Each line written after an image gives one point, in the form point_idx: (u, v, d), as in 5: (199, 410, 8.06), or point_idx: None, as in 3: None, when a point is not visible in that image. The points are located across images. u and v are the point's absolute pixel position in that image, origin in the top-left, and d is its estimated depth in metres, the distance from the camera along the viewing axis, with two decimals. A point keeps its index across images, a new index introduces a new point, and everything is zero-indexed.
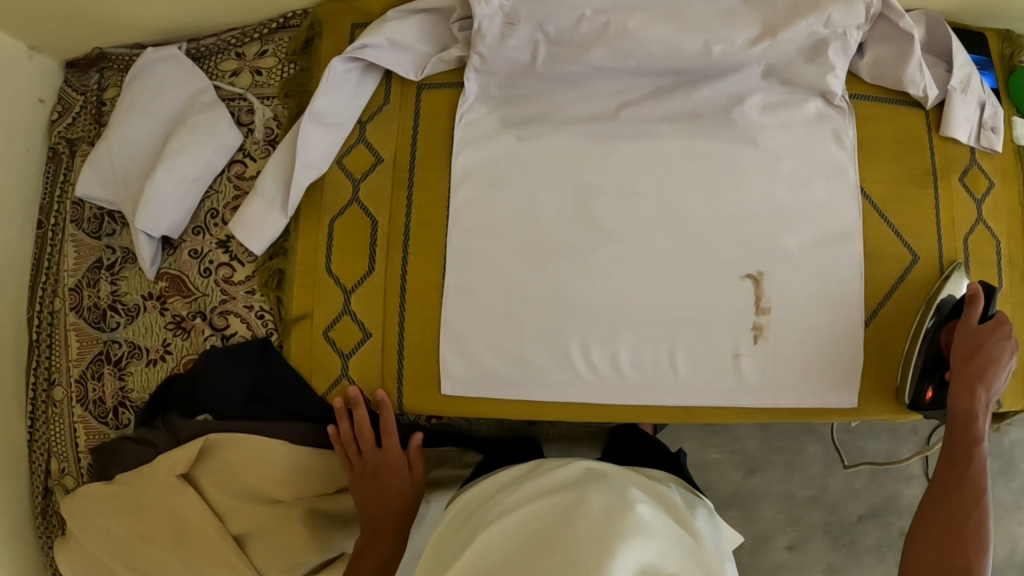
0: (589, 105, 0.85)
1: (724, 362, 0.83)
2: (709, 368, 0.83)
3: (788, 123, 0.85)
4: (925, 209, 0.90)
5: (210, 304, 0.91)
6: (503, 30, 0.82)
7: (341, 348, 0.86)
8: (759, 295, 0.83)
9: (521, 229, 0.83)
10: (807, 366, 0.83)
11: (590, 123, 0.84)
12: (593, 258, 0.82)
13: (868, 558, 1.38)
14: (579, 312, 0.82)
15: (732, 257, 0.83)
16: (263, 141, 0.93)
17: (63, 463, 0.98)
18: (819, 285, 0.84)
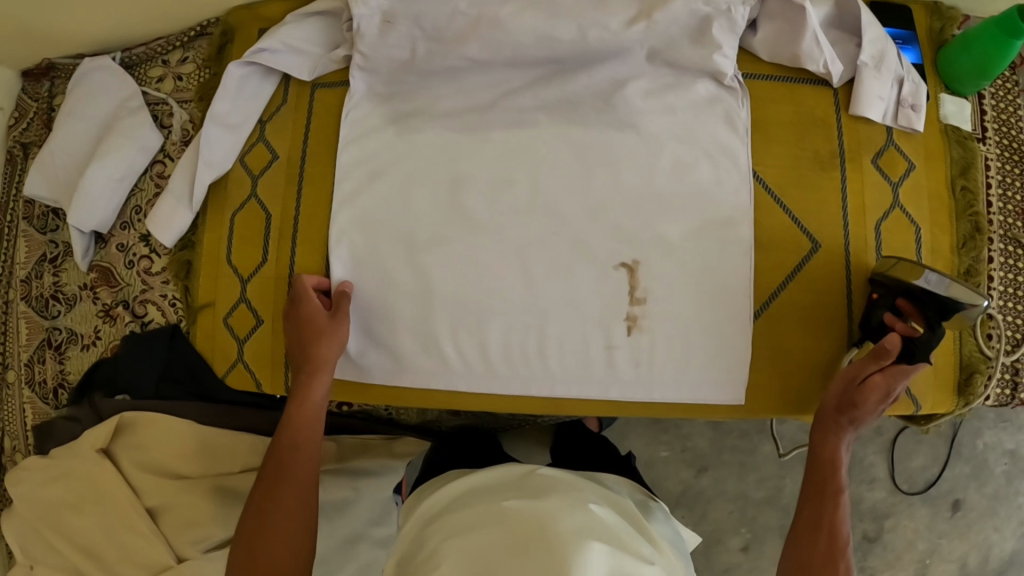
0: (471, 99, 0.87)
1: (596, 354, 0.85)
2: (580, 358, 0.85)
3: (672, 108, 0.84)
4: (828, 196, 0.86)
5: (132, 294, 0.97)
6: (380, 29, 0.84)
7: (238, 334, 0.90)
8: (633, 284, 0.84)
9: (399, 222, 0.85)
10: (684, 357, 0.84)
11: (471, 118, 0.86)
12: (468, 251, 0.84)
13: None
14: (451, 301, 0.84)
15: (607, 249, 0.84)
16: (180, 142, 0.98)
17: (14, 441, 1.08)
18: (698, 276, 0.83)
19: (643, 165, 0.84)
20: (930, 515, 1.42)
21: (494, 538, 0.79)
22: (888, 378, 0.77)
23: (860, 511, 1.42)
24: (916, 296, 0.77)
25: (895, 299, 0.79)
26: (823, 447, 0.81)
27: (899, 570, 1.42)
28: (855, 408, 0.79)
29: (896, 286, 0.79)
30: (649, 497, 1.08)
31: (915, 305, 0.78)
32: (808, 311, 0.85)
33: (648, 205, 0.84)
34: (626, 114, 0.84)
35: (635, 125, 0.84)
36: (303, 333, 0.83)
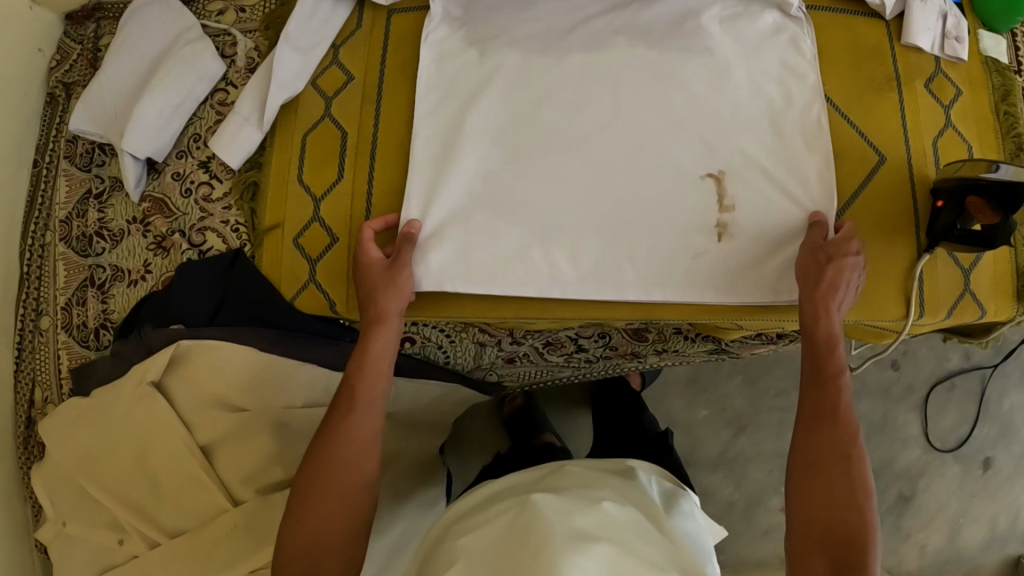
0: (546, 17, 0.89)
1: (682, 258, 0.84)
2: (665, 267, 0.84)
3: (743, 37, 0.87)
4: (888, 115, 0.91)
5: (189, 222, 0.94)
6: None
7: (310, 253, 0.88)
8: (719, 191, 0.84)
9: (480, 138, 0.86)
10: (770, 268, 0.84)
11: (548, 42, 0.88)
12: (549, 165, 0.85)
13: None
14: (534, 212, 0.84)
15: (687, 160, 0.85)
16: (245, 69, 0.97)
17: (46, 391, 1.01)
18: (776, 185, 0.85)
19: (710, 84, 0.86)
20: (961, 474, 1.43)
21: (509, 533, 0.72)
22: (846, 242, 0.80)
23: (894, 471, 1.43)
24: (985, 189, 0.81)
25: (963, 198, 0.82)
26: (815, 328, 0.78)
27: (934, 531, 1.42)
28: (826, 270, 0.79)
29: (961, 187, 0.83)
30: (680, 487, 0.98)
31: (986, 200, 0.81)
32: (877, 222, 0.88)
33: (724, 116, 0.86)
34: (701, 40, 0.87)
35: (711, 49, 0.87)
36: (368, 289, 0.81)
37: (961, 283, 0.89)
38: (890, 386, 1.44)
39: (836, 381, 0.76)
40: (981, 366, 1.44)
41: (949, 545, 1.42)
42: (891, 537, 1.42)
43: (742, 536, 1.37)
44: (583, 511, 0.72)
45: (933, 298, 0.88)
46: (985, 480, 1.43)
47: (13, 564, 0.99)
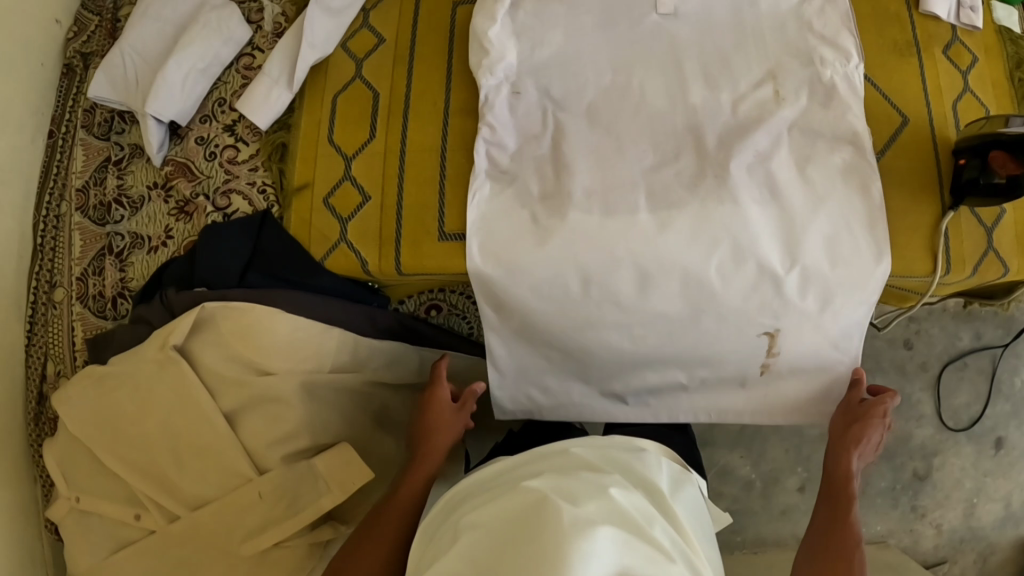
0: (596, 134, 0.82)
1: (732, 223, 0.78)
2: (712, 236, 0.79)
3: (820, 197, 0.80)
4: (910, 79, 0.93)
5: (214, 186, 0.92)
6: (509, 99, 0.84)
7: (341, 212, 0.86)
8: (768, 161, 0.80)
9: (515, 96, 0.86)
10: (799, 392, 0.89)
11: (605, 177, 0.80)
12: None
13: (881, 501, 1.44)
14: None
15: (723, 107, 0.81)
16: (271, 34, 0.97)
17: (59, 365, 0.98)
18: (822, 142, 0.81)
19: (752, 47, 0.83)
20: (975, 453, 1.44)
21: (513, 523, 0.63)
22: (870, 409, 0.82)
23: (910, 449, 1.44)
24: (1007, 142, 0.82)
25: (986, 153, 0.83)
26: (837, 467, 0.81)
27: (948, 510, 1.44)
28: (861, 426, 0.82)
29: (982, 144, 0.84)
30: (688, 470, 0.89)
31: (1009, 153, 0.82)
32: (905, 181, 0.90)
33: (778, 220, 0.79)
34: (775, 221, 0.80)
35: (782, 193, 0.79)
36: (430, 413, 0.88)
37: (985, 241, 0.90)
38: (903, 365, 1.45)
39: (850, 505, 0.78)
40: (992, 346, 1.46)
41: (964, 524, 1.44)
42: (907, 516, 1.43)
43: (760, 515, 1.40)
44: (594, 498, 0.65)
45: (959, 253, 0.89)
46: (1000, 459, 1.44)
47: (28, 543, 0.96)
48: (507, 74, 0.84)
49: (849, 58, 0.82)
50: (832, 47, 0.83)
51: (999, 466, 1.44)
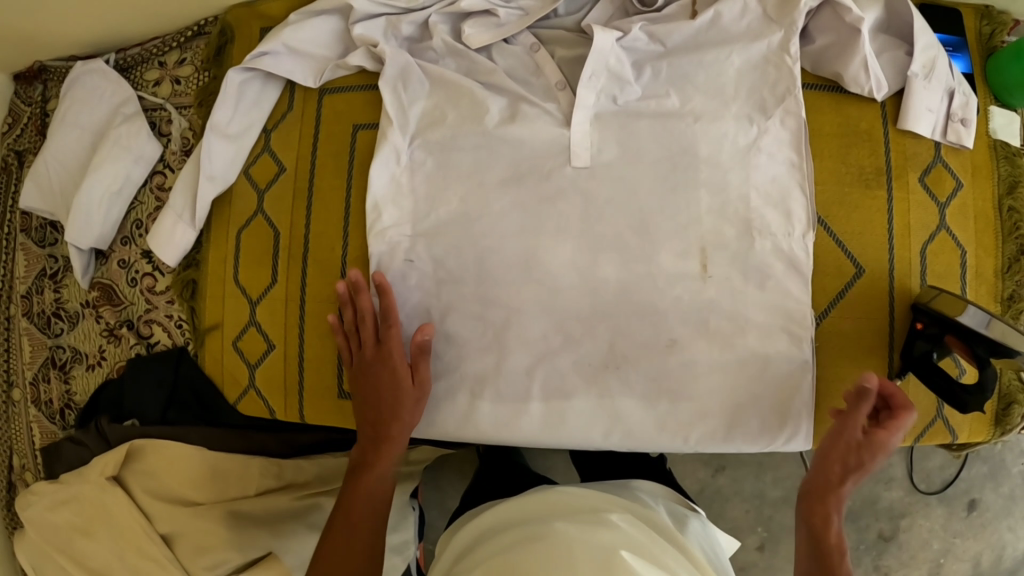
0: (491, 310, 0.77)
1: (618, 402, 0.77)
2: (599, 417, 0.77)
3: (735, 385, 0.79)
4: (871, 216, 0.83)
5: (137, 313, 0.95)
6: (402, 268, 0.78)
7: (249, 359, 0.86)
8: (673, 334, 0.77)
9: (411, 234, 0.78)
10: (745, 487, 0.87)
11: (499, 374, 0.77)
12: (480, 266, 0.77)
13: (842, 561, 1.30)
14: (465, 308, 0.78)
15: (614, 275, 0.77)
16: (180, 151, 0.95)
17: (23, 459, 1.04)
18: (731, 321, 0.78)
19: (682, 209, 0.78)
20: (945, 516, 1.27)
21: (523, 552, 0.66)
22: (883, 432, 0.70)
23: (875, 510, 1.28)
24: (966, 333, 0.73)
25: (942, 333, 0.76)
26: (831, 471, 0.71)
27: (913, 570, 1.27)
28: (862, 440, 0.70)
29: (943, 320, 0.76)
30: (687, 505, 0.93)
31: (963, 342, 0.74)
32: (850, 340, 0.82)
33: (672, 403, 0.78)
34: (689, 406, 0.78)
35: (695, 373, 0.78)
36: (383, 388, 0.76)
37: (935, 408, 0.83)
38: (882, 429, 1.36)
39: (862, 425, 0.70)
40: None
41: None
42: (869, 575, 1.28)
43: None
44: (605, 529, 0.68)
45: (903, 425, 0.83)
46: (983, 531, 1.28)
47: None
48: (401, 239, 0.78)
49: (791, 228, 0.79)
50: (778, 211, 0.79)
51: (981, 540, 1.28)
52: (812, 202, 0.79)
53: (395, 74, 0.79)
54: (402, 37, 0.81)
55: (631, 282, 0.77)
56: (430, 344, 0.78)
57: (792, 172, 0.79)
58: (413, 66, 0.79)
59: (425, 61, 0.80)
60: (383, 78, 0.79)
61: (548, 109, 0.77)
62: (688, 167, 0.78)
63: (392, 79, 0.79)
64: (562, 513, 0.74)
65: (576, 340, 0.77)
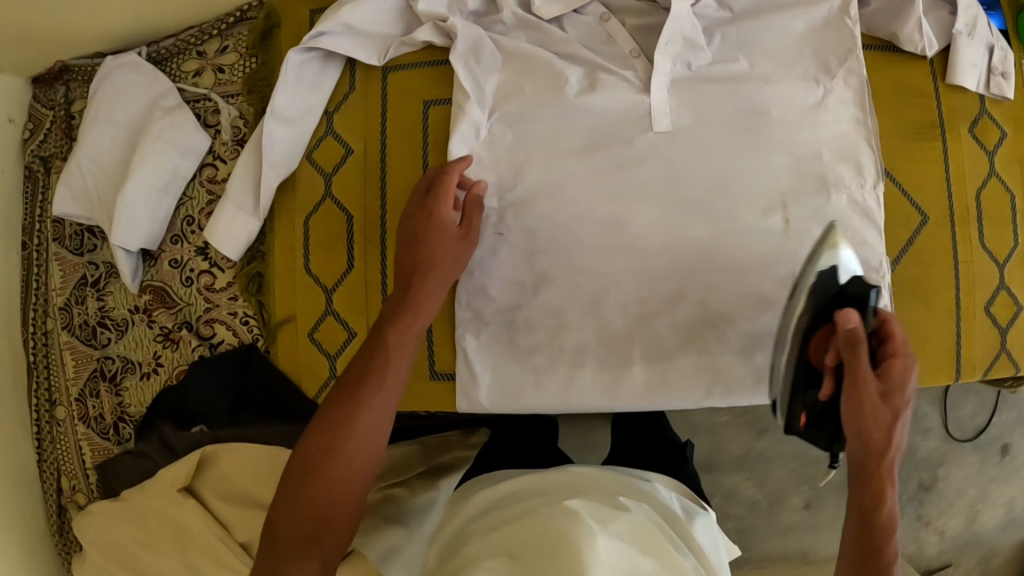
0: (584, 281, 0.77)
1: (714, 364, 0.79)
2: (698, 377, 0.79)
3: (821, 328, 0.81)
4: (930, 165, 0.86)
5: (196, 313, 0.91)
6: (492, 241, 0.78)
7: (328, 350, 0.85)
8: (764, 293, 0.78)
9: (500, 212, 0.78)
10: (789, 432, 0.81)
11: (599, 342, 0.78)
12: (571, 238, 0.77)
13: None
14: (559, 278, 0.78)
15: (703, 239, 0.77)
16: (231, 141, 0.92)
17: (73, 480, 0.99)
18: None
19: (762, 168, 0.79)
20: (980, 463, 1.33)
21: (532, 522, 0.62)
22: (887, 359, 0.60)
23: (915, 461, 1.33)
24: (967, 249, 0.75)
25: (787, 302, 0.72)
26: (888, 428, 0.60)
27: (952, 517, 1.33)
28: (891, 394, 0.59)
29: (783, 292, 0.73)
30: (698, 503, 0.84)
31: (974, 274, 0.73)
32: (917, 285, 0.85)
33: (765, 361, 0.79)
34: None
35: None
36: (428, 245, 0.72)
37: (998, 343, 0.87)
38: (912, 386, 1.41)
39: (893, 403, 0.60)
40: None
41: (968, 530, 1.34)
42: (911, 525, 1.33)
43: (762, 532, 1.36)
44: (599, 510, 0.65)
45: (972, 362, 0.87)
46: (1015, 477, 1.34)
47: None
48: (488, 214, 0.78)
49: (865, 179, 0.81)
50: (850, 164, 0.81)
51: (1013, 484, 1.34)
52: (877, 151, 0.81)
53: (466, 47, 0.78)
54: (468, 12, 0.80)
55: (724, 245, 0.78)
56: (525, 318, 0.78)
57: (858, 129, 0.81)
58: (485, 39, 0.78)
59: (495, 35, 0.80)
60: (454, 51, 0.78)
61: (627, 77, 0.77)
62: (762, 126, 0.79)
63: (464, 52, 0.78)
64: (590, 493, 0.70)
65: (675, 302, 0.78)
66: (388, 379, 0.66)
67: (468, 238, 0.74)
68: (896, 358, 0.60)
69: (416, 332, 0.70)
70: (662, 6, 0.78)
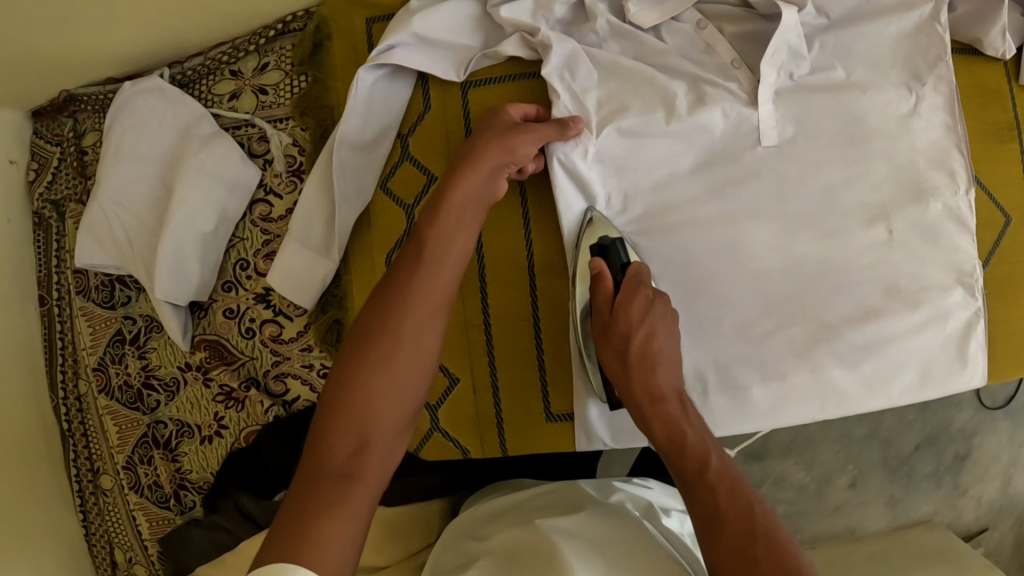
0: (695, 300, 0.76)
1: (824, 382, 0.78)
2: (815, 394, 0.78)
3: (925, 333, 0.79)
4: (1012, 168, 0.85)
5: (263, 368, 0.83)
6: None
7: (428, 400, 0.77)
8: (874, 304, 0.78)
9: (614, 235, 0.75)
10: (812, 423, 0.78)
11: (718, 367, 0.77)
12: (687, 258, 0.76)
13: (926, 485, 1.31)
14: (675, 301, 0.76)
15: (808, 252, 0.76)
16: (285, 172, 0.83)
17: (128, 552, 0.90)
18: (918, 284, 0.79)
19: (865, 180, 0.77)
20: (1012, 427, 1.32)
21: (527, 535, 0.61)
22: (630, 291, 0.68)
23: (950, 433, 1.31)
24: None
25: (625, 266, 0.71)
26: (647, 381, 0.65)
27: (986, 484, 1.32)
28: (632, 338, 0.66)
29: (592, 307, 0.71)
30: None
31: None
32: (1007, 286, 0.84)
33: (872, 376, 0.78)
34: (886, 364, 0.79)
35: (893, 335, 0.78)
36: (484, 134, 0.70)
37: None
38: None
39: (642, 357, 0.66)
40: None
41: (1003, 493, 1.33)
42: (950, 494, 1.32)
43: (810, 513, 1.29)
44: (588, 525, 0.62)
45: None
46: None
47: None
48: None
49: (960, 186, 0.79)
50: (942, 171, 0.79)
51: None
52: (967, 156, 0.79)
53: (559, 59, 0.72)
54: (554, 20, 0.73)
55: (832, 261, 0.77)
56: None
57: (948, 135, 0.79)
58: (580, 51, 0.72)
59: (589, 46, 0.74)
60: (547, 65, 0.72)
61: (732, 88, 0.73)
62: (864, 137, 0.77)
63: (556, 66, 0.72)
64: (590, 501, 0.69)
65: (790, 322, 0.77)
66: (423, 288, 0.62)
67: (522, 133, 0.69)
68: (649, 309, 0.67)
69: (468, 229, 0.66)
70: (759, 14, 0.74)
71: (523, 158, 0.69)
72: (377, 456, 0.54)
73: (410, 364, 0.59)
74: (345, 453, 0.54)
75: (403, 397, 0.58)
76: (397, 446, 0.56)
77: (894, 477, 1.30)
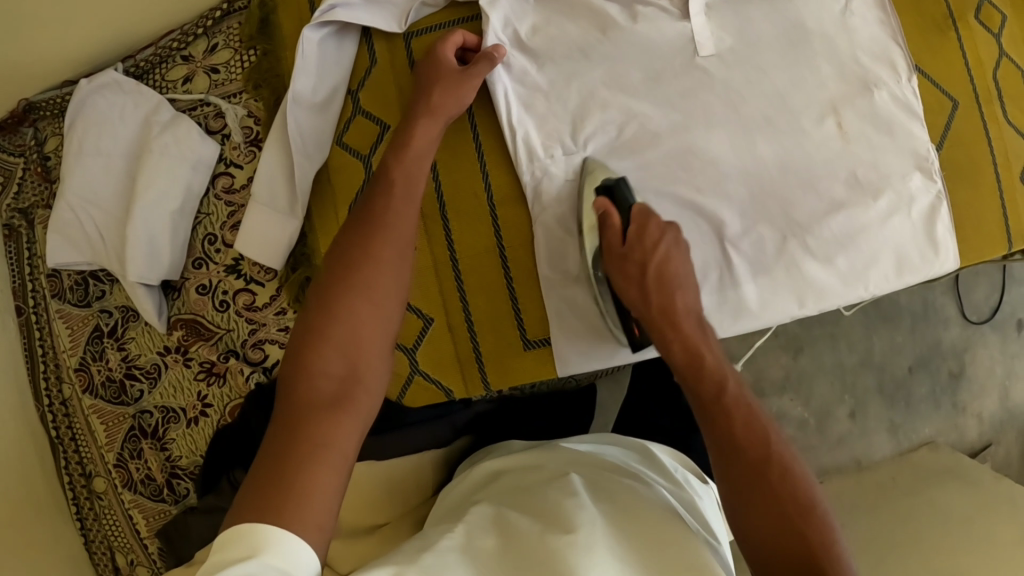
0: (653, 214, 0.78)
1: (795, 281, 0.78)
2: (785, 293, 0.79)
3: (890, 223, 0.80)
4: (952, 60, 0.82)
5: (240, 338, 0.84)
6: (567, 188, 0.77)
7: (405, 343, 0.78)
8: (833, 199, 0.79)
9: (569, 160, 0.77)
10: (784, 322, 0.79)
11: None
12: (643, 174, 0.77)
13: (925, 407, 1.30)
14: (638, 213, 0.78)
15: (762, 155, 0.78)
16: (244, 143, 0.85)
17: (129, 555, 0.89)
18: (875, 173, 0.79)
19: (807, 80, 0.79)
20: (1000, 339, 1.32)
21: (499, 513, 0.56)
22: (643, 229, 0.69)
23: (941, 351, 1.31)
24: None
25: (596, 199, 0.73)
26: (664, 295, 0.66)
27: (984, 398, 1.32)
28: (654, 264, 0.67)
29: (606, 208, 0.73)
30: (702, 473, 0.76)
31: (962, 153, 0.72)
32: (965, 167, 0.83)
33: (840, 270, 0.79)
34: (858, 256, 0.79)
35: (858, 226, 0.79)
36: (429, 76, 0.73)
37: None
38: None
39: (654, 285, 0.67)
40: None
41: (1002, 406, 1.33)
42: (950, 414, 1.31)
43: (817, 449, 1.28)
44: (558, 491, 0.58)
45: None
46: None
47: None
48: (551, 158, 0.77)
49: (901, 74, 0.80)
50: (885, 64, 0.80)
51: None
52: (905, 47, 0.81)
53: None
54: None
55: (784, 160, 0.78)
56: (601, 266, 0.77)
57: (885, 29, 0.81)
58: None
59: None
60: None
61: (664, 5, 0.76)
62: (801, 39, 0.79)
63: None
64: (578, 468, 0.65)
65: (752, 226, 0.78)
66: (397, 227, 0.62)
67: (463, 76, 0.73)
68: (663, 237, 0.69)
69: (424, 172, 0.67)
70: None
71: (467, 102, 0.74)
72: (363, 394, 0.54)
73: (388, 297, 0.59)
74: (332, 383, 0.54)
75: (384, 334, 0.58)
76: (380, 379, 0.56)
77: (892, 404, 1.30)
